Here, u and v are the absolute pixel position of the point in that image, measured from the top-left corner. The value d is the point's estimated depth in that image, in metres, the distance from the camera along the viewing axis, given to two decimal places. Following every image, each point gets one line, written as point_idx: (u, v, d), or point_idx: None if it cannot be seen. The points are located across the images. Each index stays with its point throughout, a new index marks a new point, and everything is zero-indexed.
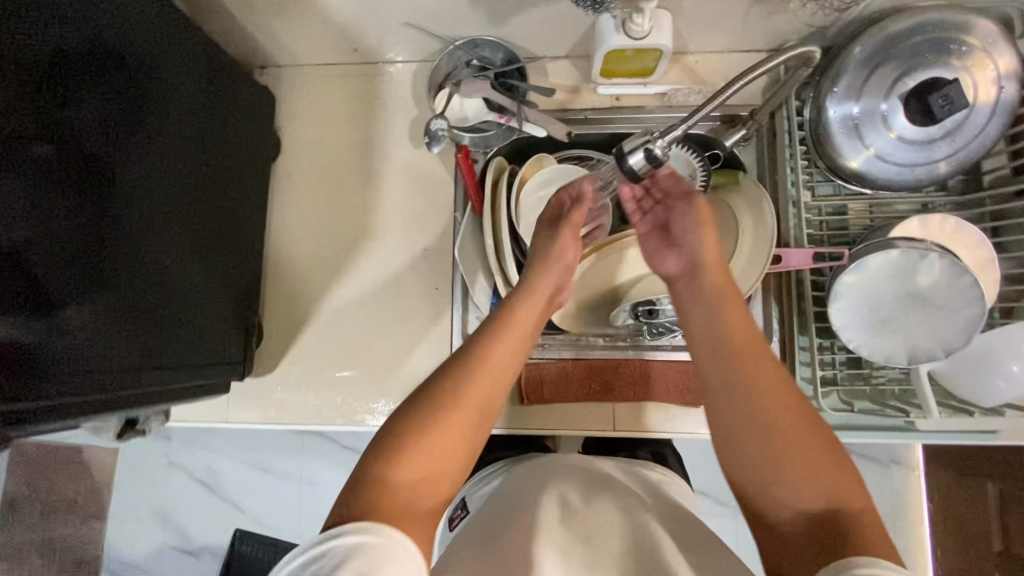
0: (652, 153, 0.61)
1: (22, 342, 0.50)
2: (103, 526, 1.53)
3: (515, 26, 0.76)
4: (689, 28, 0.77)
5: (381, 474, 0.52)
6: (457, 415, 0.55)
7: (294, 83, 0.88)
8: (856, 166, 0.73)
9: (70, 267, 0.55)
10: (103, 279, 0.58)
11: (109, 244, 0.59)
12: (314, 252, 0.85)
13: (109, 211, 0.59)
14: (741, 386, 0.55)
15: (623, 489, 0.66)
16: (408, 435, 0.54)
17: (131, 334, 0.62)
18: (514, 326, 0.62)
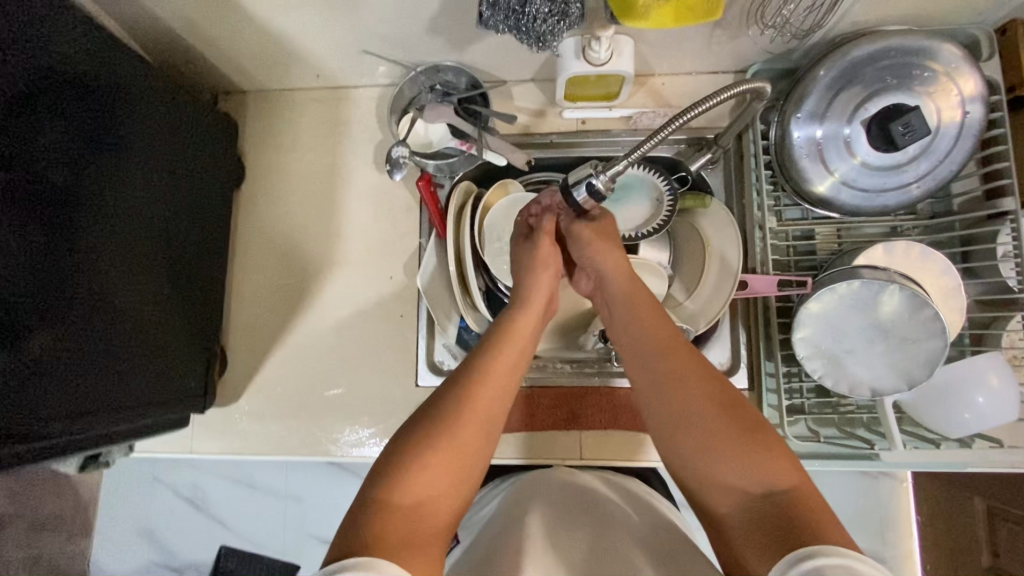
0: (594, 187, 0.63)
1: None
2: (88, 543, 1.53)
3: (476, 52, 0.75)
4: (653, 52, 0.76)
5: (387, 498, 0.49)
6: (464, 428, 0.54)
7: (260, 109, 0.88)
8: (821, 192, 0.72)
9: (32, 298, 0.54)
10: (64, 309, 0.57)
11: (71, 284, 0.58)
12: (279, 280, 0.85)
13: (70, 250, 0.58)
14: (663, 383, 0.58)
15: (611, 508, 0.67)
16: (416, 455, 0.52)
17: (96, 371, 0.61)
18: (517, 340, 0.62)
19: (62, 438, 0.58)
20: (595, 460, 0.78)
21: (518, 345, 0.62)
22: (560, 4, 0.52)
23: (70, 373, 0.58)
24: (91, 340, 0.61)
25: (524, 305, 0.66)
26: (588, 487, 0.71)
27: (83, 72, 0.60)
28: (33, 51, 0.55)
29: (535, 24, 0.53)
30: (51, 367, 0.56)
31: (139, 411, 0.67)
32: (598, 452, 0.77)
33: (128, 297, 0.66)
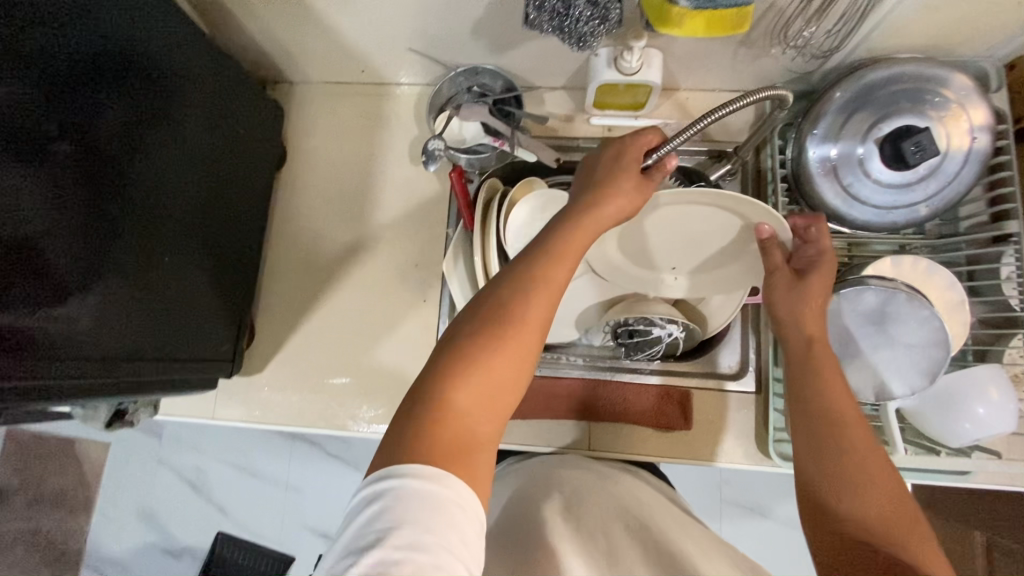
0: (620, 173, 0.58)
1: (32, 323, 0.53)
2: (87, 520, 1.54)
3: (514, 56, 0.81)
4: (680, 67, 0.81)
5: (449, 393, 0.47)
6: (520, 333, 0.50)
7: (305, 100, 0.93)
8: (836, 207, 0.75)
9: (85, 256, 0.58)
10: (111, 268, 0.61)
11: (117, 239, 0.61)
12: (311, 259, 0.89)
13: (120, 206, 0.62)
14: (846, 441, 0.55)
15: (619, 487, 0.69)
16: (471, 362, 0.48)
17: (127, 326, 0.64)
18: (581, 231, 0.57)
19: (91, 384, 0.60)
20: (603, 451, 0.80)
21: (570, 256, 0.55)
22: (602, 9, 0.57)
23: (108, 333, 0.61)
24: (129, 298, 0.64)
25: (586, 224, 0.57)
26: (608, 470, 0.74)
27: (148, 43, 0.64)
28: (100, 20, 0.59)
29: (577, 25, 0.58)
30: (94, 325, 0.60)
31: (163, 368, 0.70)
32: (606, 444, 0.80)
33: (166, 258, 0.69)
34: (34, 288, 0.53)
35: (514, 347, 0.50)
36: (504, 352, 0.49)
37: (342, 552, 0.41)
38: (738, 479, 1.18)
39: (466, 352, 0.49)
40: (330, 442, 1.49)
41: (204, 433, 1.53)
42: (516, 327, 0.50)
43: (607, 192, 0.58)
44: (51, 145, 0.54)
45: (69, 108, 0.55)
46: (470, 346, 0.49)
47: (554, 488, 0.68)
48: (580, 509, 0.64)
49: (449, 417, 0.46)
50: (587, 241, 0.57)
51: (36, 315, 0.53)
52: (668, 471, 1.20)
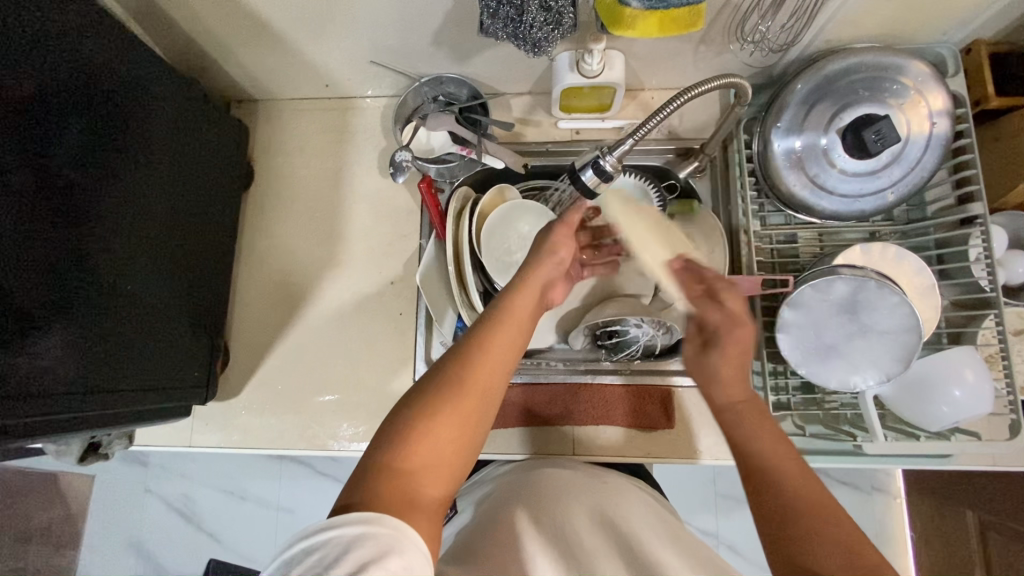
0: (600, 167, 0.57)
1: None
2: (76, 554, 1.54)
3: (477, 65, 0.81)
4: (642, 66, 0.81)
5: (389, 461, 0.47)
6: (467, 395, 0.49)
7: (271, 118, 0.92)
8: (804, 199, 0.76)
9: (45, 289, 0.56)
10: (72, 300, 0.59)
11: (76, 271, 0.60)
12: (285, 278, 0.88)
13: (81, 237, 0.60)
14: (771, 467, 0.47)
15: (601, 485, 0.68)
16: (416, 426, 0.48)
17: (93, 358, 0.62)
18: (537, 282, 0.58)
19: (57, 419, 0.58)
20: (588, 455, 0.80)
21: (523, 318, 0.55)
22: (555, 14, 0.57)
23: (74, 368, 0.60)
24: (93, 330, 0.62)
25: (535, 275, 0.58)
26: (569, 467, 0.73)
27: (103, 68, 0.63)
28: (55, 47, 0.58)
29: (531, 31, 0.58)
30: (57, 362, 0.57)
31: (133, 398, 0.68)
32: (591, 448, 0.80)
33: (133, 285, 0.67)
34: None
35: (463, 408, 0.49)
36: (440, 414, 0.48)
37: (298, 550, 0.42)
38: (730, 474, 1.19)
39: (414, 415, 0.48)
40: (320, 461, 1.49)
41: (191, 460, 1.51)
42: (463, 389, 0.50)
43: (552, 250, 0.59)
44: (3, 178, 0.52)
45: (24, 138, 0.54)
46: (422, 406, 0.49)
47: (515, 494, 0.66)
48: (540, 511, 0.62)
49: (392, 475, 0.46)
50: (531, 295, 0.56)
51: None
52: (663, 468, 1.21)
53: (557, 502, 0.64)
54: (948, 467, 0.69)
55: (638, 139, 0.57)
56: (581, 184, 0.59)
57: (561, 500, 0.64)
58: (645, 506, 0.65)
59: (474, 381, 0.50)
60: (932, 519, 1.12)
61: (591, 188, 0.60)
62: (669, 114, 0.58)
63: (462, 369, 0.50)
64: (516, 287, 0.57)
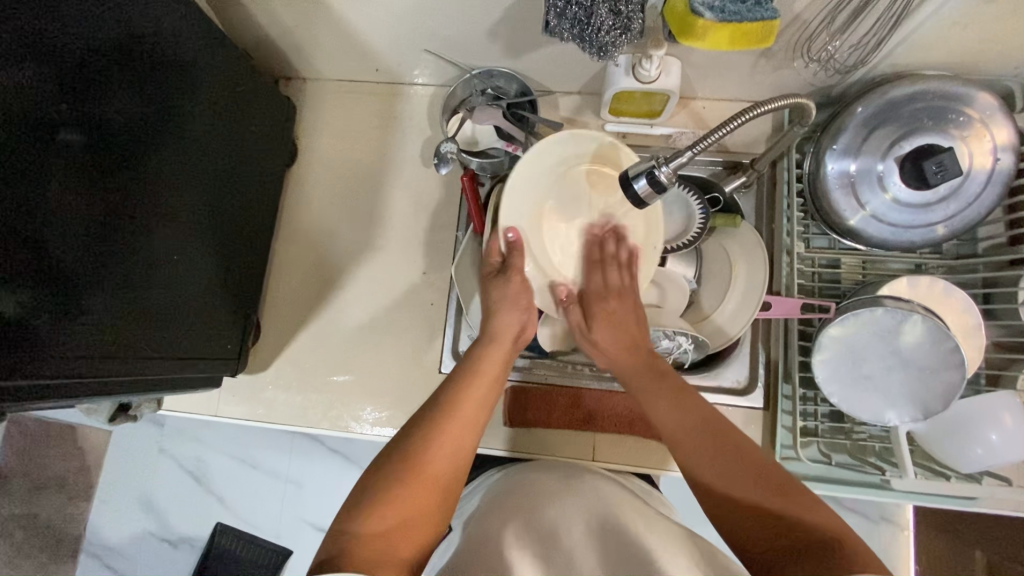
0: (655, 177, 0.56)
1: (28, 319, 0.51)
2: (87, 505, 1.58)
3: (530, 60, 0.80)
4: (697, 75, 0.79)
5: (359, 529, 0.54)
6: (433, 461, 0.60)
7: (318, 97, 0.92)
8: (852, 225, 0.75)
9: (85, 250, 0.56)
10: (110, 265, 0.59)
11: (109, 232, 0.59)
12: (319, 258, 0.88)
13: (120, 199, 0.60)
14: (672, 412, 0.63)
15: (583, 484, 0.69)
16: (385, 494, 0.57)
17: (127, 324, 0.62)
18: (490, 358, 0.70)
19: (80, 379, 0.57)
20: (606, 463, 0.79)
21: (480, 390, 0.67)
22: (624, 18, 0.56)
23: (109, 332, 0.60)
24: (128, 297, 0.62)
25: (494, 342, 0.72)
26: (570, 470, 0.73)
27: (159, 35, 0.63)
28: (113, 10, 0.58)
29: (599, 34, 0.57)
30: (91, 326, 0.58)
31: (157, 365, 0.67)
32: (611, 454, 0.79)
33: (170, 254, 0.67)
34: (34, 284, 0.51)
35: (428, 475, 0.59)
36: (406, 485, 0.57)
37: None
38: None
39: (384, 483, 0.57)
40: (329, 438, 1.52)
41: (205, 425, 1.55)
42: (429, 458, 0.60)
43: (504, 302, 0.74)
44: (50, 135, 0.52)
45: (79, 100, 0.55)
46: (391, 476, 0.58)
47: (507, 505, 0.67)
48: (532, 522, 0.63)
49: (367, 542, 0.53)
50: (499, 358, 0.71)
51: (34, 312, 0.52)
52: (671, 479, 1.21)
53: (540, 507, 0.65)
54: (974, 511, 0.68)
55: (697, 152, 0.56)
56: (633, 194, 0.58)
57: (548, 501, 0.65)
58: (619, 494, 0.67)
59: (437, 448, 0.61)
60: (938, 557, 1.12)
61: (643, 199, 0.59)
62: (730, 130, 0.57)
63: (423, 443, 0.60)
64: (477, 357, 0.70)
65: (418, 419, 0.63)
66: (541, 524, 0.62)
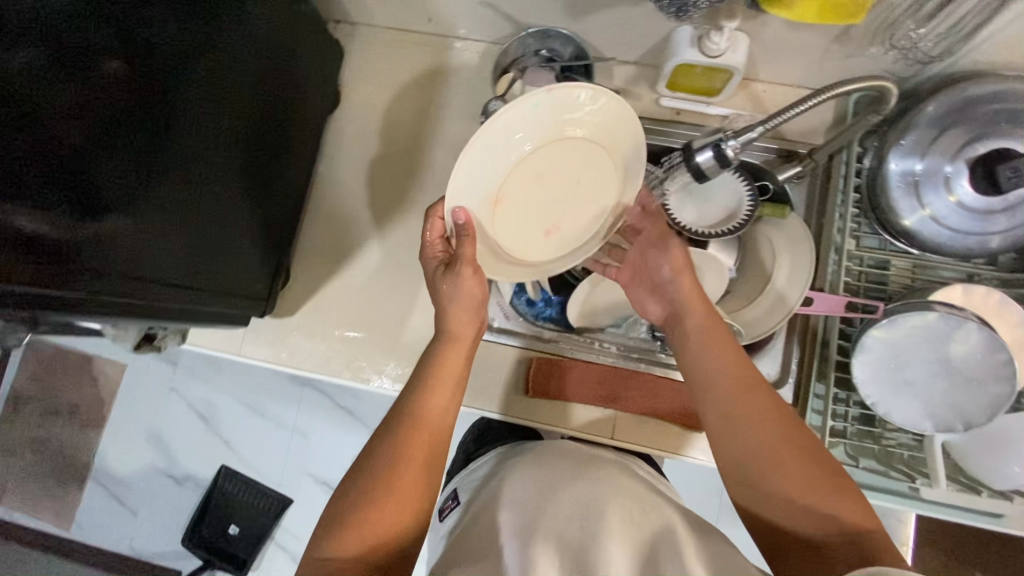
0: (722, 151, 0.54)
1: (61, 240, 0.50)
2: (98, 435, 1.61)
3: (592, 23, 0.77)
4: (764, 55, 0.76)
5: (336, 553, 0.55)
6: (405, 474, 0.60)
7: (366, 43, 0.90)
8: (909, 225, 0.72)
9: (124, 178, 0.54)
10: (147, 194, 0.57)
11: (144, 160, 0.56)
12: (353, 208, 0.87)
13: (157, 128, 0.56)
14: (729, 388, 0.61)
15: (592, 475, 0.69)
16: (357, 515, 0.57)
17: (159, 253, 0.61)
18: (452, 355, 0.67)
19: (102, 304, 0.56)
20: (624, 442, 0.78)
21: (444, 393, 0.65)
22: None
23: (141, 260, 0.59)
24: (162, 227, 0.61)
25: (455, 339, 0.68)
26: (577, 456, 0.73)
27: None
28: None
29: None
30: (123, 253, 0.57)
31: (179, 296, 0.66)
32: (632, 434, 0.78)
33: (204, 187, 0.65)
34: (68, 206, 0.50)
35: (401, 489, 0.59)
36: (378, 503, 0.58)
37: None
38: None
39: (356, 503, 0.58)
40: (339, 394, 1.53)
41: (218, 369, 1.57)
42: (398, 474, 0.60)
43: (456, 290, 0.66)
44: (88, 56, 0.48)
45: (124, 20, 0.51)
46: (362, 494, 0.58)
47: (518, 493, 0.68)
48: (543, 512, 0.63)
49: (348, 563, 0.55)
50: (460, 352, 0.67)
51: (66, 234, 0.50)
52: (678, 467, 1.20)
53: (553, 497, 0.65)
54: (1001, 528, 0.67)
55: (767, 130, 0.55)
56: (696, 165, 0.56)
57: (558, 491, 0.65)
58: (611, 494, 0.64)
59: (407, 462, 0.60)
60: None
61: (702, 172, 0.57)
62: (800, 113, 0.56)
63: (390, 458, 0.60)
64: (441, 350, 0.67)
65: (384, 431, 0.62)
66: (553, 516, 0.62)
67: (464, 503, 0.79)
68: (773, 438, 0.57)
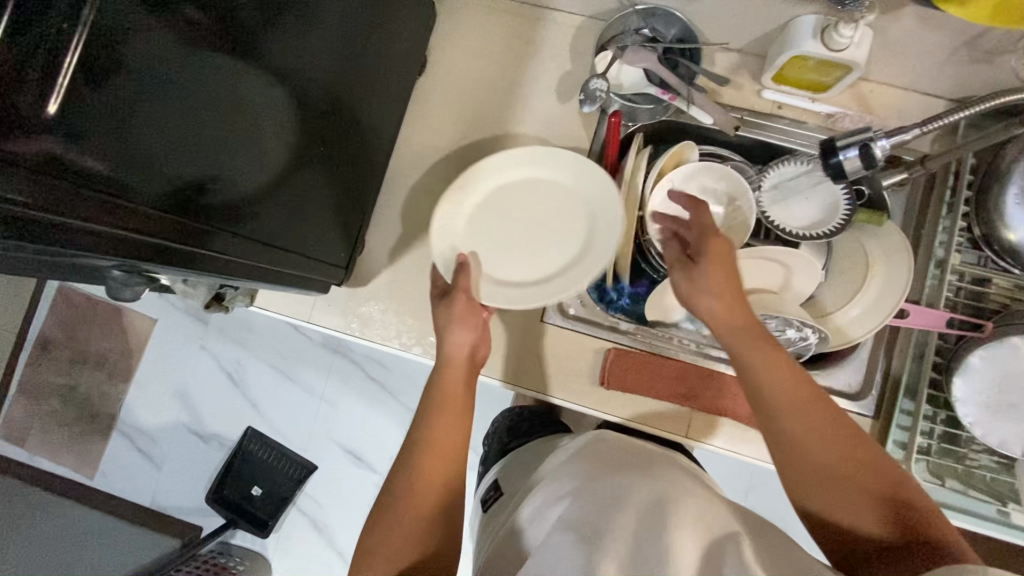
0: (870, 151, 0.57)
1: (159, 194, 0.45)
2: (125, 387, 1.60)
3: (706, 5, 0.73)
4: (884, 53, 0.72)
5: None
6: (417, 500, 0.63)
7: (455, 8, 0.86)
8: (1014, 239, 0.69)
9: (213, 128, 0.48)
10: (234, 146, 0.52)
11: (246, 115, 0.52)
12: (432, 180, 0.84)
13: (257, 80, 0.52)
14: (777, 403, 0.57)
15: (659, 465, 0.68)
16: (379, 541, 0.62)
17: (249, 211, 0.57)
18: (448, 386, 0.68)
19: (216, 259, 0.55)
20: (699, 442, 0.77)
21: (446, 421, 0.67)
22: None
23: (232, 217, 0.54)
24: (251, 181, 0.56)
25: (448, 367, 0.69)
26: (638, 449, 0.73)
27: None
28: None
29: None
30: (218, 209, 0.52)
31: (280, 256, 0.63)
32: (706, 435, 0.77)
33: (289, 144, 0.60)
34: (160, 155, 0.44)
35: (417, 513, 0.63)
36: (394, 530, 0.62)
37: None
38: None
39: (379, 530, 0.63)
40: (371, 365, 1.52)
41: (251, 330, 1.55)
42: (409, 502, 0.63)
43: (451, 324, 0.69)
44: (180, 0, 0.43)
45: None
46: (383, 522, 0.63)
47: (590, 475, 0.66)
48: (611, 491, 0.62)
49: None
50: (457, 378, 0.69)
51: (162, 188, 0.45)
52: None
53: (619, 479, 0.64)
54: None
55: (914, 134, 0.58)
56: (837, 164, 0.59)
57: (626, 477, 0.64)
58: (641, 486, 0.62)
59: (417, 489, 0.64)
60: None
61: (841, 170, 0.59)
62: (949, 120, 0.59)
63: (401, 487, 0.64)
64: (437, 379, 0.69)
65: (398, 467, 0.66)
66: (622, 495, 0.61)
67: (527, 482, 0.78)
68: (819, 446, 0.55)
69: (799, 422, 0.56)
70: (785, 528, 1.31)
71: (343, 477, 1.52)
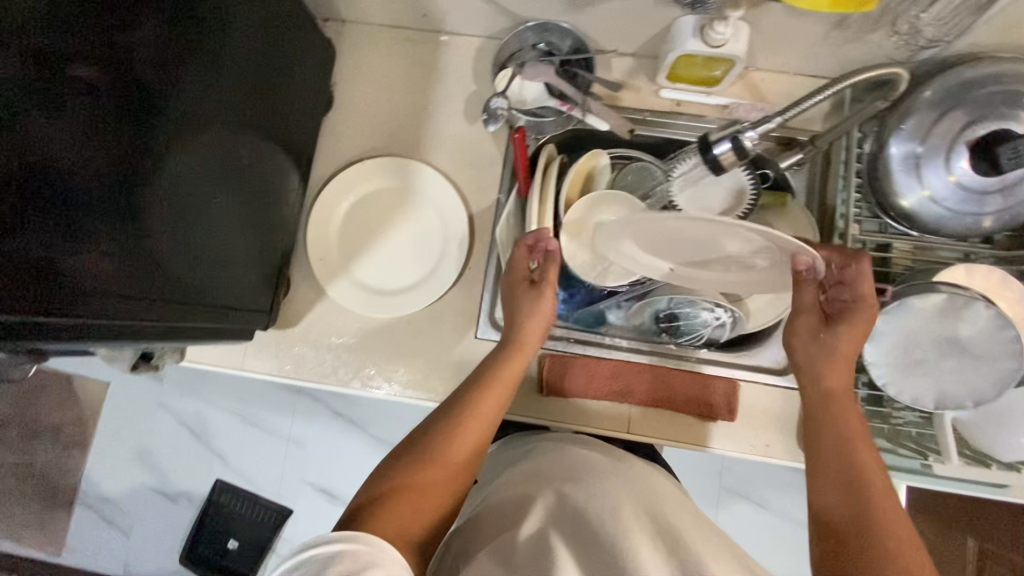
0: (741, 142, 0.60)
1: (57, 263, 0.45)
2: (82, 457, 1.55)
3: (592, 16, 0.76)
4: (764, 44, 0.76)
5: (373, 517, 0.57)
6: (442, 466, 0.63)
7: (357, 41, 0.87)
8: (907, 206, 0.73)
9: (116, 195, 0.49)
10: (140, 212, 0.52)
11: (151, 179, 0.53)
12: (353, 212, 0.85)
13: (160, 143, 0.53)
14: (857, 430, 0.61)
15: (632, 465, 0.66)
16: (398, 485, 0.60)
17: (165, 273, 0.57)
18: (515, 363, 0.71)
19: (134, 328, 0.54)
20: (640, 436, 0.78)
21: (503, 391, 0.69)
22: None
23: (144, 283, 0.54)
24: (164, 244, 0.56)
25: (514, 353, 0.72)
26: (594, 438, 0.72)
27: None
28: None
29: None
30: (127, 275, 0.52)
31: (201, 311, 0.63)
32: (647, 427, 0.78)
33: (203, 201, 0.61)
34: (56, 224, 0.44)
35: (435, 479, 0.62)
36: (414, 486, 0.60)
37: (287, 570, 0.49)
38: None
39: (399, 478, 0.61)
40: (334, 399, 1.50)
41: (205, 381, 1.52)
42: (438, 462, 0.63)
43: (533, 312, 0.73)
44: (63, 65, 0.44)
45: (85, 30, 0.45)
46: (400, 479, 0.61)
47: (563, 464, 0.64)
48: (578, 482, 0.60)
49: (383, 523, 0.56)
50: (522, 362, 0.71)
51: (59, 257, 0.45)
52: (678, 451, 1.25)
53: (584, 471, 0.62)
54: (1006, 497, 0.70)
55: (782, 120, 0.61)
56: (714, 158, 0.62)
57: (597, 469, 0.62)
58: (620, 485, 0.60)
59: (452, 446, 0.64)
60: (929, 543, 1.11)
61: (720, 164, 0.63)
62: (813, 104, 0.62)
63: (444, 440, 0.64)
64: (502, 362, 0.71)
65: (430, 429, 0.66)
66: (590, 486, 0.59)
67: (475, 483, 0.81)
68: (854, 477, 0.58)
69: (866, 458, 0.59)
70: (756, 504, 1.33)
71: (317, 516, 1.50)
